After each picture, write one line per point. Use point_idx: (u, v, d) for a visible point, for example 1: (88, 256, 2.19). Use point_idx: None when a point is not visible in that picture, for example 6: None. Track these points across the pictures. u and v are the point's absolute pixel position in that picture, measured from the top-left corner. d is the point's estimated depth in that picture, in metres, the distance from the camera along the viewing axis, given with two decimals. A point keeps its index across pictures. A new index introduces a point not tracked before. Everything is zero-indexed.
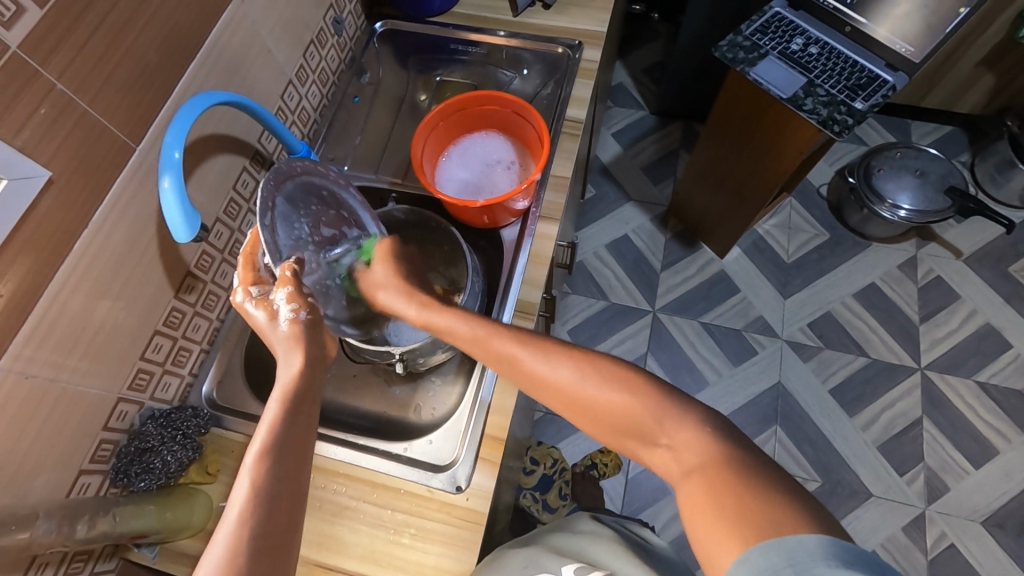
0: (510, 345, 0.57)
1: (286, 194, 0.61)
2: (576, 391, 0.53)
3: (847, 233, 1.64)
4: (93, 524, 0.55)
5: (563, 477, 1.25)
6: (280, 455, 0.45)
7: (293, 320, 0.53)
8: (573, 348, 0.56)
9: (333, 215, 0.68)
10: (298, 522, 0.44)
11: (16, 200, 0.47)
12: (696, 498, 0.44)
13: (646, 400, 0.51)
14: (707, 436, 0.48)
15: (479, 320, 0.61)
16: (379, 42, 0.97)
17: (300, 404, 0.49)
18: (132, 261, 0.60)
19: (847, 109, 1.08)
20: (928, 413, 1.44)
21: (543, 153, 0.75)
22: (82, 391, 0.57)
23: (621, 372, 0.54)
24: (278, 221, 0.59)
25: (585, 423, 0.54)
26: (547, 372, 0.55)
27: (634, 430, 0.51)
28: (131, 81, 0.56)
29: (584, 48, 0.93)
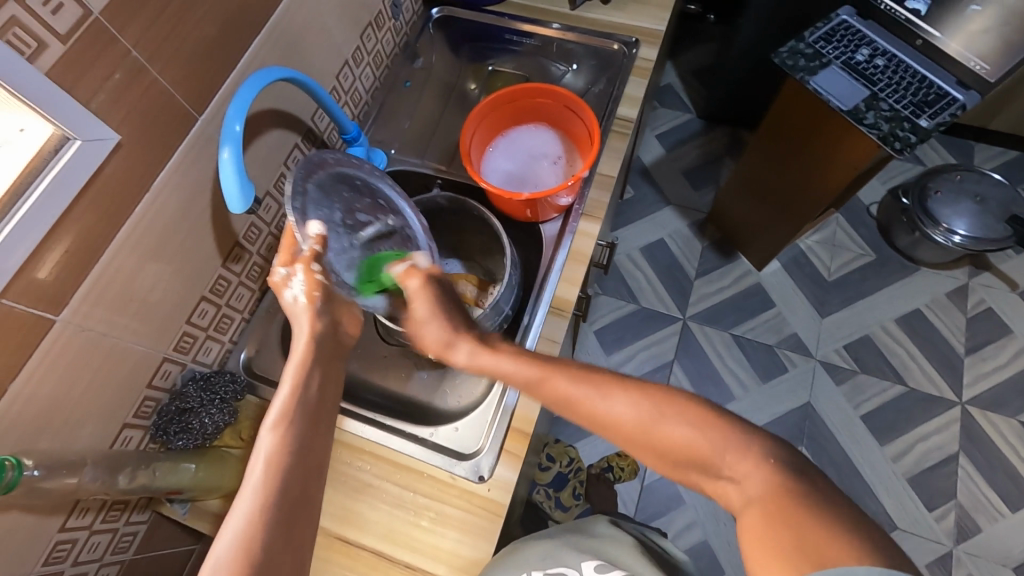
0: (570, 384, 0.55)
1: (316, 182, 0.61)
2: (639, 429, 0.52)
3: (894, 255, 1.58)
4: (133, 476, 0.57)
5: (578, 477, 1.29)
6: (303, 422, 0.48)
7: (307, 296, 0.54)
8: (628, 379, 0.54)
9: (367, 202, 0.68)
10: (313, 484, 0.46)
11: (88, 161, 0.48)
12: (759, 534, 0.43)
13: (711, 436, 0.49)
14: (776, 472, 0.46)
15: (534, 357, 0.58)
16: (434, 27, 0.98)
17: (316, 372, 0.52)
18: (185, 227, 0.61)
19: (911, 126, 1.03)
20: (965, 449, 1.38)
21: (593, 148, 0.74)
22: (130, 348, 0.59)
23: (683, 406, 0.51)
24: (310, 208, 0.59)
25: (650, 461, 0.52)
26: (608, 410, 0.53)
27: (695, 465, 0.50)
28: (199, 52, 0.57)
29: (641, 46, 0.91)
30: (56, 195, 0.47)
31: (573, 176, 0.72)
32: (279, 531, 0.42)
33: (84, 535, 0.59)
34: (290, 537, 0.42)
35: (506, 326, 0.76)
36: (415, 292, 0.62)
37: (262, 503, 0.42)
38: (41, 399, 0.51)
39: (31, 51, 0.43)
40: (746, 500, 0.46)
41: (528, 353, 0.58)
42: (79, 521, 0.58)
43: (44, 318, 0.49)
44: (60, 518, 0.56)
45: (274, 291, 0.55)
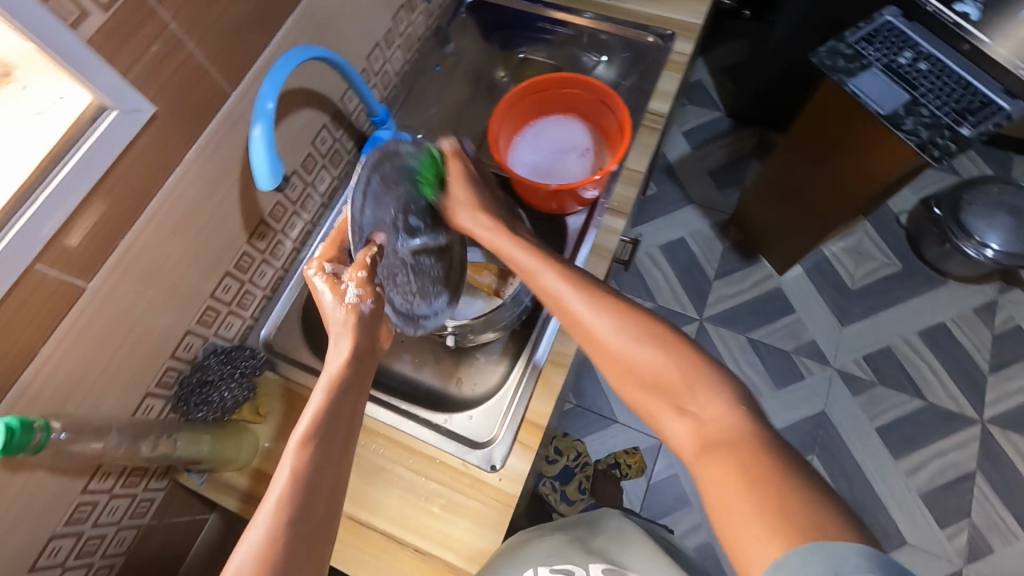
0: (565, 287, 0.58)
1: (380, 175, 0.62)
2: (615, 339, 0.53)
3: (922, 266, 1.54)
4: (156, 445, 0.59)
5: (585, 471, 1.32)
6: (325, 444, 0.47)
7: (353, 307, 0.55)
8: (621, 301, 0.56)
9: (420, 206, 0.70)
10: (326, 506, 0.46)
11: (122, 133, 0.49)
12: (733, 496, 0.41)
13: (682, 367, 0.50)
14: (744, 420, 0.46)
15: (545, 258, 0.62)
16: (466, 12, 0.97)
17: (345, 393, 0.51)
18: (213, 203, 0.62)
19: (951, 134, 0.99)
20: (983, 468, 1.35)
21: (624, 143, 0.73)
22: (156, 320, 0.60)
23: (663, 336, 0.53)
24: (368, 203, 0.60)
25: (617, 378, 0.53)
26: (590, 320, 0.55)
27: (660, 391, 0.50)
28: (235, 27, 0.57)
29: (677, 39, 0.89)
30: (91, 164, 0.47)
31: (601, 170, 0.71)
32: (294, 551, 0.43)
33: (105, 498, 0.60)
34: (304, 557, 0.43)
35: (524, 318, 0.77)
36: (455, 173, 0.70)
37: (278, 528, 0.42)
38: (69, 365, 0.52)
39: (74, 18, 0.43)
40: (703, 437, 0.46)
41: (540, 254, 0.63)
42: (101, 485, 0.59)
43: (75, 286, 0.50)
44: (83, 481, 0.57)
45: (312, 288, 0.56)
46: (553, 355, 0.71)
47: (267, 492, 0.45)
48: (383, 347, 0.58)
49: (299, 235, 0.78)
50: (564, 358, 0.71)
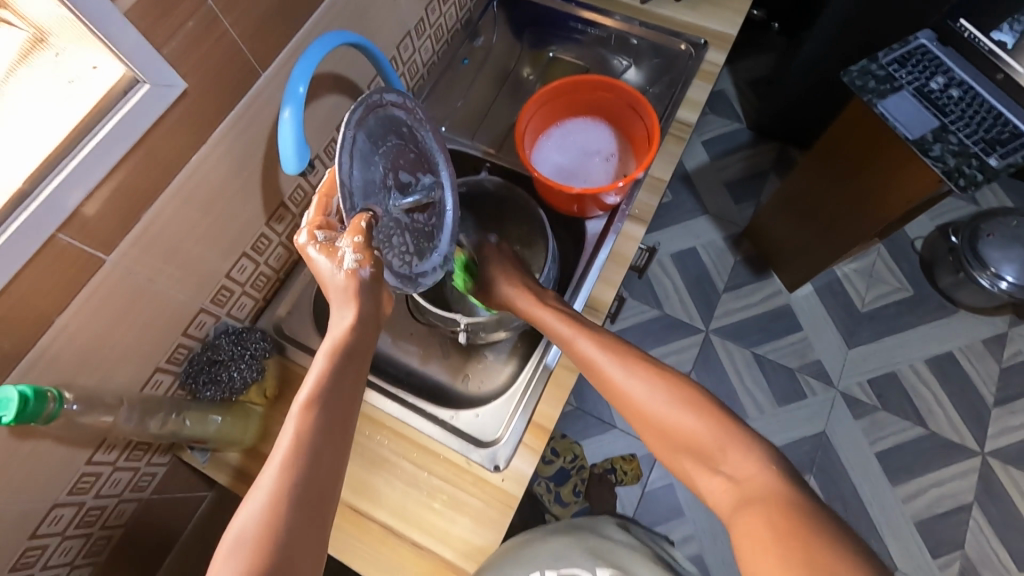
0: (595, 350, 0.60)
1: (365, 127, 0.53)
2: (646, 406, 0.54)
3: (934, 294, 1.53)
4: (164, 421, 0.60)
5: (580, 475, 1.35)
6: (326, 411, 0.47)
7: (353, 273, 0.52)
8: (650, 364, 0.57)
9: (412, 157, 0.60)
10: (329, 475, 0.45)
11: (153, 107, 0.48)
12: (759, 538, 0.42)
13: (712, 427, 0.51)
14: (778, 475, 0.46)
15: (573, 319, 0.63)
16: (498, 6, 0.95)
17: (347, 361, 0.50)
18: (236, 183, 0.61)
19: (978, 163, 0.98)
20: (980, 501, 1.35)
21: (652, 151, 0.72)
22: (172, 295, 0.59)
23: (693, 396, 0.54)
24: (355, 162, 0.52)
25: (652, 441, 0.54)
26: (622, 382, 0.57)
27: (693, 454, 0.51)
28: (271, 7, 0.56)
29: (710, 49, 0.88)
30: (120, 137, 0.47)
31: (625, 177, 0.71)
32: (301, 515, 0.42)
33: (108, 470, 0.60)
34: (312, 524, 0.42)
35: None
36: (491, 257, 0.73)
37: (279, 494, 0.42)
38: (82, 337, 0.51)
39: None
40: (739, 495, 0.46)
41: (566, 314, 0.64)
42: (105, 457, 0.59)
43: (95, 258, 0.50)
44: (88, 452, 0.57)
45: (307, 259, 0.53)
46: (564, 360, 0.70)
47: (271, 456, 0.44)
48: (387, 314, 0.56)
49: None
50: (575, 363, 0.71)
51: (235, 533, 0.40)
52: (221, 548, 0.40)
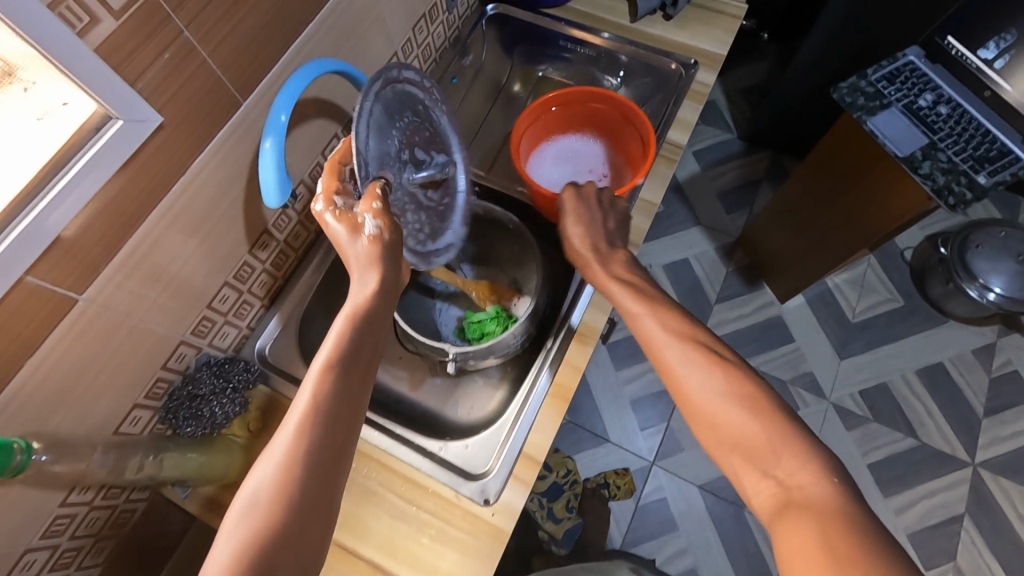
0: (659, 331, 0.57)
1: (381, 102, 0.58)
2: (702, 396, 0.52)
3: (923, 304, 1.53)
4: (140, 466, 0.57)
5: (573, 489, 1.28)
6: (343, 378, 0.47)
7: (374, 236, 0.51)
8: (715, 355, 0.54)
9: (426, 135, 0.65)
10: (342, 444, 0.45)
11: (127, 143, 0.46)
12: (806, 550, 0.41)
13: (768, 429, 0.48)
14: (830, 484, 0.44)
15: (646, 296, 0.60)
16: (487, 23, 0.93)
17: (366, 325, 0.50)
18: (216, 212, 0.60)
19: (967, 181, 0.98)
20: (972, 511, 1.35)
21: (648, 161, 0.72)
22: (150, 329, 0.57)
23: (753, 394, 0.50)
24: (372, 133, 0.56)
25: (698, 432, 0.52)
26: (681, 367, 0.54)
27: (742, 452, 0.48)
28: (250, 35, 0.54)
29: (700, 69, 0.87)
30: (91, 175, 0.45)
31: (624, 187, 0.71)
32: (312, 477, 0.42)
33: (83, 511, 0.58)
34: (323, 487, 0.43)
35: (527, 344, 0.75)
36: (567, 204, 0.70)
37: (290, 460, 0.42)
38: (56, 378, 0.49)
39: (83, 25, 0.40)
40: (782, 499, 0.45)
41: (637, 290, 0.61)
42: (80, 498, 0.57)
43: (68, 297, 0.48)
44: (61, 495, 0.55)
45: (323, 226, 0.51)
46: (555, 389, 0.70)
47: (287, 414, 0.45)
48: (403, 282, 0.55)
49: (302, 243, 0.76)
50: (566, 392, 0.70)
51: (249, 492, 0.41)
52: (233, 507, 0.41)
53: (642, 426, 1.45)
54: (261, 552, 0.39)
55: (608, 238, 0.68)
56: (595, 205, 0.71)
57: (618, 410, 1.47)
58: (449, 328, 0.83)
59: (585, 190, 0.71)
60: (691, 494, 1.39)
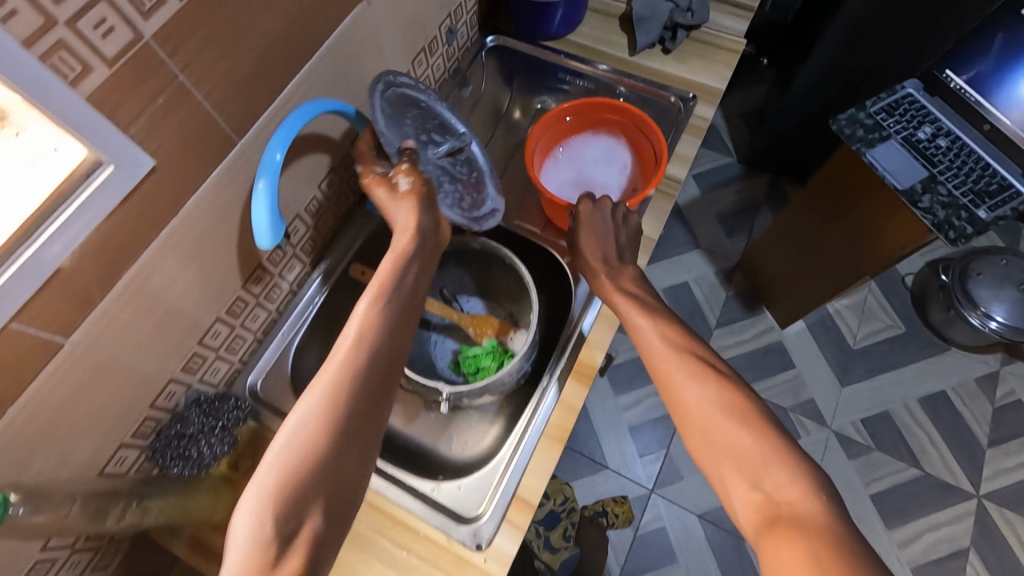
0: (656, 340, 0.55)
1: (388, 103, 0.68)
2: (698, 404, 0.50)
3: (925, 331, 1.52)
4: (121, 517, 0.57)
5: (570, 518, 1.28)
6: (392, 306, 0.53)
7: (410, 187, 0.63)
8: (713, 367, 0.52)
9: (435, 124, 0.74)
10: (383, 394, 0.49)
11: (117, 188, 0.46)
12: (796, 571, 0.39)
13: (760, 441, 0.46)
14: (819, 503, 0.42)
15: (649, 308, 0.59)
16: (487, 55, 0.93)
17: (409, 265, 0.57)
18: (208, 250, 0.59)
19: (968, 216, 0.98)
20: (976, 545, 1.32)
21: (660, 167, 0.72)
22: (138, 368, 0.57)
23: (746, 407, 0.49)
24: (387, 124, 0.66)
25: (688, 439, 0.50)
26: (679, 375, 0.52)
27: (736, 465, 0.46)
28: (246, 76, 0.54)
29: (698, 103, 0.87)
30: (81, 220, 0.44)
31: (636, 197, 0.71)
32: (364, 387, 0.47)
33: (64, 554, 0.57)
34: (374, 399, 0.48)
35: (523, 380, 0.74)
36: (582, 217, 0.68)
37: (344, 374, 0.47)
38: (40, 422, 0.49)
39: (75, 75, 0.40)
40: (771, 513, 0.43)
41: (639, 302, 0.60)
42: (61, 542, 0.55)
43: (53, 341, 0.47)
44: (40, 541, 0.53)
45: (369, 191, 0.64)
46: (551, 430, 0.68)
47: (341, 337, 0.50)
48: (445, 233, 0.65)
49: (296, 277, 0.76)
50: (562, 434, 0.68)
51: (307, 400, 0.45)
52: (292, 415, 0.45)
53: (641, 452, 1.43)
54: (303, 479, 0.42)
55: (620, 253, 0.67)
56: (610, 219, 0.69)
57: (616, 435, 1.45)
58: (444, 361, 0.82)
59: (600, 205, 0.70)
60: (690, 523, 1.37)
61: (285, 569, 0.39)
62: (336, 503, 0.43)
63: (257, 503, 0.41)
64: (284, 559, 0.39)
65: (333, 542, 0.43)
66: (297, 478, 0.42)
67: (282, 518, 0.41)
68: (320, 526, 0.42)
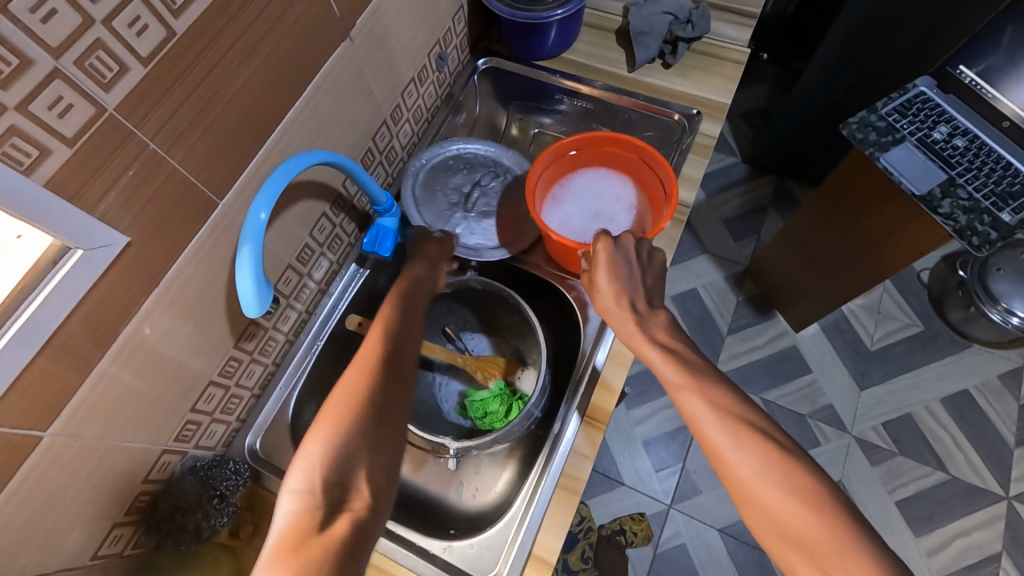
0: (703, 407, 0.52)
1: (420, 188, 0.80)
2: (754, 477, 0.48)
3: (944, 329, 1.47)
4: None
5: (587, 539, 1.29)
6: (403, 308, 0.62)
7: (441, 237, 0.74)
8: (764, 435, 0.50)
9: (468, 172, 0.82)
10: (405, 384, 0.55)
11: (88, 271, 0.42)
12: None
13: (824, 520, 0.45)
14: None
15: (683, 362, 0.56)
16: (480, 78, 0.90)
17: (417, 264, 0.69)
18: (196, 317, 0.56)
19: (991, 220, 0.95)
20: (1008, 550, 1.28)
21: (671, 202, 0.68)
22: (127, 447, 0.54)
23: (802, 478, 0.47)
24: (424, 208, 0.79)
25: (750, 516, 0.49)
26: (730, 447, 0.50)
27: (802, 549, 0.45)
28: (225, 135, 0.51)
29: (703, 119, 0.84)
30: (52, 311, 0.41)
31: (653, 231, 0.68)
32: (388, 364, 0.55)
33: None
34: (396, 370, 0.55)
35: (535, 424, 0.71)
36: (600, 256, 0.63)
37: (370, 354, 0.55)
38: (22, 519, 0.45)
39: (31, 160, 0.37)
40: None
41: (675, 355, 0.57)
42: None
43: (32, 436, 0.44)
44: None
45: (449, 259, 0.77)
46: (565, 481, 0.65)
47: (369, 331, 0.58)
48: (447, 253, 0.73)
49: (292, 327, 0.73)
50: (576, 483, 0.65)
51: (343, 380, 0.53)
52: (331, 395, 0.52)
53: (656, 468, 1.38)
54: (340, 454, 0.47)
55: (646, 297, 0.63)
56: (633, 260, 0.64)
57: (630, 451, 1.40)
58: (450, 405, 0.78)
59: (622, 242, 0.65)
60: (711, 539, 1.33)
61: (333, 530, 0.43)
62: (375, 476, 0.48)
63: (304, 481, 0.46)
64: (332, 522, 0.44)
65: (377, 512, 0.47)
66: (338, 453, 0.47)
67: (328, 488, 0.46)
68: (364, 495, 0.47)
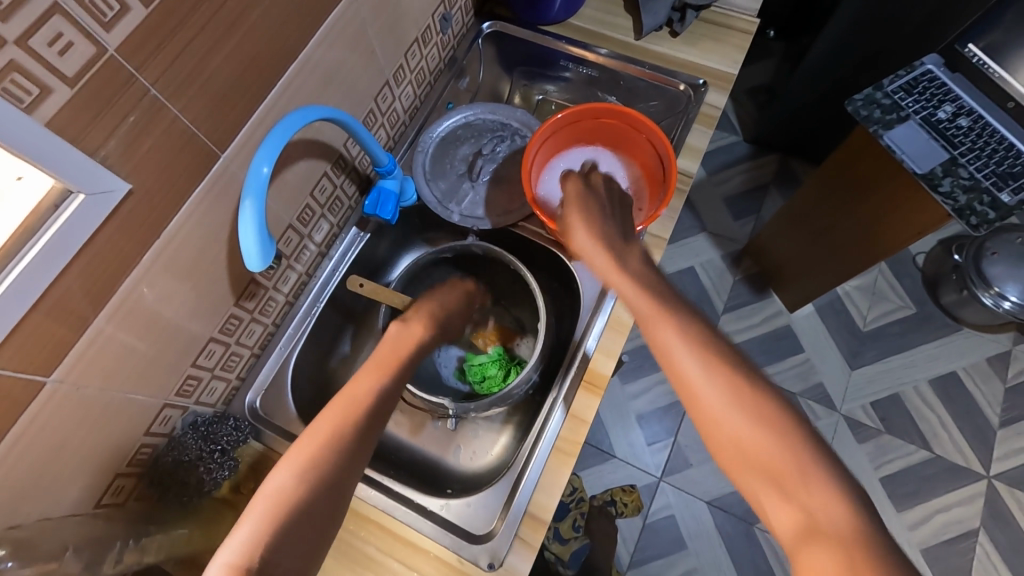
0: (676, 337, 0.51)
1: (428, 164, 0.80)
2: (720, 407, 0.48)
3: (937, 312, 1.48)
4: (120, 559, 0.52)
5: (579, 508, 1.25)
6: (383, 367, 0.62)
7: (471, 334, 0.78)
8: (734, 367, 0.50)
9: (475, 140, 0.82)
10: (358, 476, 0.54)
11: (89, 218, 0.42)
12: None
13: (789, 447, 0.45)
14: (853, 515, 0.42)
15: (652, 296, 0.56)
16: (484, 42, 0.88)
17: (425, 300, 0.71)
18: (196, 272, 0.56)
19: (990, 200, 0.95)
20: (986, 525, 1.32)
21: (671, 183, 0.68)
22: (129, 399, 0.54)
23: (768, 407, 0.47)
24: (433, 182, 0.79)
25: (712, 442, 0.49)
26: (700, 375, 0.49)
27: (765, 472, 0.45)
28: (226, 86, 0.50)
29: (709, 90, 0.83)
30: (53, 255, 0.41)
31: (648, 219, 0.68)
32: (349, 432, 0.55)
33: None
34: (361, 438, 0.55)
35: (531, 389, 0.72)
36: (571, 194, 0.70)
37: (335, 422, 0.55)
38: (24, 466, 0.46)
39: (31, 99, 0.36)
40: (805, 527, 0.42)
41: (645, 286, 0.57)
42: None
43: (34, 381, 0.44)
44: None
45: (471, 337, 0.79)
46: (562, 444, 0.66)
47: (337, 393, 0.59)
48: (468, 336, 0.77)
49: (292, 288, 0.73)
50: (573, 447, 0.66)
51: (301, 445, 0.53)
52: (286, 459, 0.52)
53: (649, 441, 1.40)
54: (277, 533, 0.47)
55: (622, 232, 0.65)
56: (603, 197, 0.70)
57: (624, 425, 1.42)
58: (449, 369, 0.79)
59: (592, 183, 0.72)
60: (699, 511, 1.36)
61: None
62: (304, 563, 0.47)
63: (243, 548, 0.45)
64: None
65: None
66: (281, 524, 0.47)
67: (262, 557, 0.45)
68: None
